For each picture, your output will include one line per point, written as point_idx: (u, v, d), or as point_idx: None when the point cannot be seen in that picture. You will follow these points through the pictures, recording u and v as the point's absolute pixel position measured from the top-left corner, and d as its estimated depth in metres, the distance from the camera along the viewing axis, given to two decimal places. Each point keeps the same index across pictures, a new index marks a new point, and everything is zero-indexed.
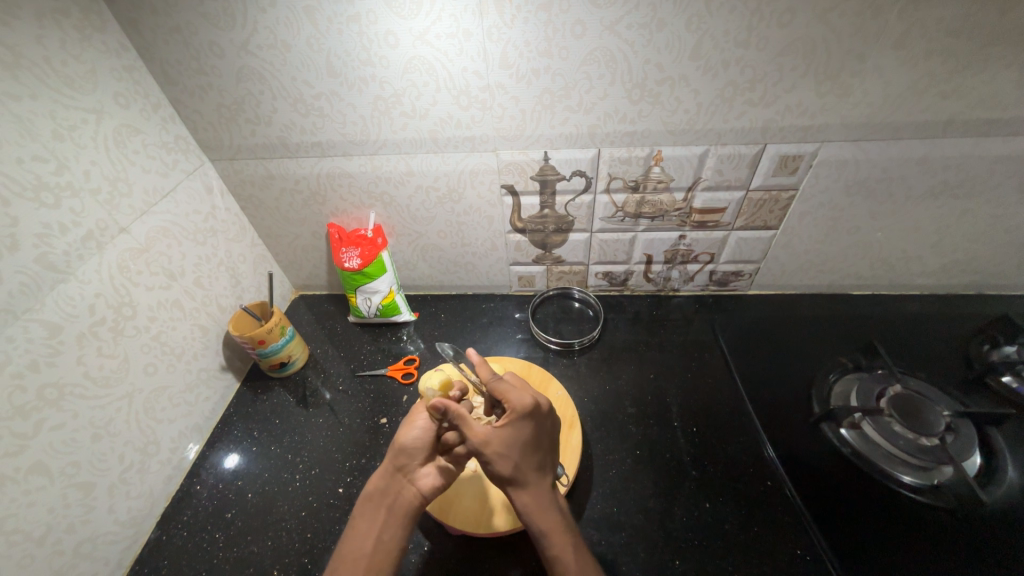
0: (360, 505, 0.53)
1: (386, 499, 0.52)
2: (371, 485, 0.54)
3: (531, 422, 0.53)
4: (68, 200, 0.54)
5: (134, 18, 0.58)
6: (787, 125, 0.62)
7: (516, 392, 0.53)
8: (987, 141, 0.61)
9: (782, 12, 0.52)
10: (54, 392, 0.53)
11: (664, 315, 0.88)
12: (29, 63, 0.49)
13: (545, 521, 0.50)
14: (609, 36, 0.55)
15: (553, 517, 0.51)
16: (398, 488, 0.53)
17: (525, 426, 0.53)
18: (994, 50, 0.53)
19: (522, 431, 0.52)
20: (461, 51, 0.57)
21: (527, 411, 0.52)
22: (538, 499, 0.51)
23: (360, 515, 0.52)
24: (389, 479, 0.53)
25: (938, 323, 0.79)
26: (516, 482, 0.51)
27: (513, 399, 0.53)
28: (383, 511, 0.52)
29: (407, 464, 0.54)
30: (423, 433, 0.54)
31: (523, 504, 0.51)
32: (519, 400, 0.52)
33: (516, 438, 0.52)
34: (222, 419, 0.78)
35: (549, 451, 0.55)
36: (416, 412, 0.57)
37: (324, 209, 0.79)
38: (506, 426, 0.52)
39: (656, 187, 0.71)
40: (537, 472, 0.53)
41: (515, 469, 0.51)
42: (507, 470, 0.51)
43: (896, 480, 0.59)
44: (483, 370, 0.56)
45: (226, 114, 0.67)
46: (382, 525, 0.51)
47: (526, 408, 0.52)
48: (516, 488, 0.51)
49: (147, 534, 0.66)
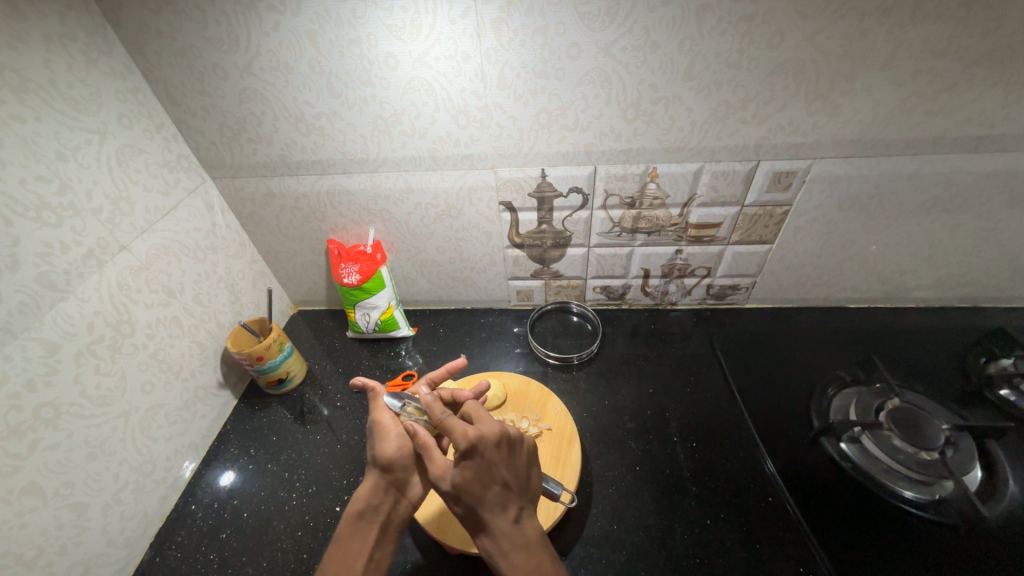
0: (350, 525, 0.51)
1: (379, 516, 0.51)
2: (360, 503, 0.52)
3: (488, 457, 0.50)
4: (70, 219, 0.54)
5: (141, 42, 0.60)
6: (779, 142, 0.63)
7: (459, 426, 0.50)
8: (975, 157, 0.63)
9: (771, 35, 0.53)
10: (50, 412, 0.52)
11: (662, 329, 0.88)
12: (35, 87, 0.50)
13: (510, 568, 0.46)
14: (603, 57, 0.57)
15: (520, 561, 0.47)
16: (390, 504, 0.52)
17: (482, 463, 0.49)
18: (978, 70, 0.54)
19: (478, 469, 0.49)
20: (459, 73, 0.59)
21: (471, 446, 0.49)
22: (502, 541, 0.48)
23: (350, 535, 0.50)
24: (379, 495, 0.52)
25: (934, 336, 0.80)
26: (474, 522, 0.49)
27: (455, 434, 0.50)
28: (376, 528, 0.51)
29: (397, 479, 0.53)
30: (394, 446, 0.54)
31: (486, 550, 0.48)
32: (459, 436, 0.50)
33: (469, 479, 0.49)
34: (219, 436, 0.78)
35: (514, 486, 0.50)
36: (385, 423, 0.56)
37: (324, 225, 0.80)
38: (462, 464, 0.50)
39: (652, 204, 0.72)
40: (499, 514, 0.48)
41: (473, 510, 0.49)
42: (462, 513, 0.49)
43: (898, 495, 0.58)
44: (434, 408, 0.53)
45: (229, 133, 0.68)
46: (375, 542, 0.50)
47: (468, 444, 0.49)
48: (477, 529, 0.49)
49: (140, 555, 0.65)
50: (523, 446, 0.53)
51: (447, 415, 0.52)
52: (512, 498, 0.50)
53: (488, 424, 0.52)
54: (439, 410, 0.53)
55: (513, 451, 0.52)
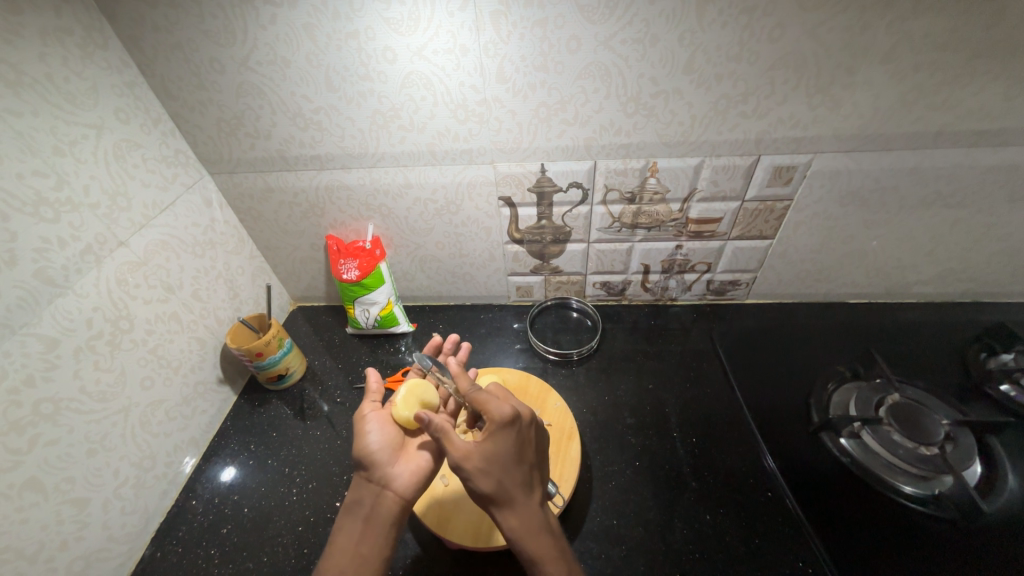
0: (338, 519, 0.51)
1: (363, 509, 0.51)
2: (352, 495, 0.53)
3: (520, 432, 0.51)
4: (68, 215, 0.54)
5: (137, 36, 0.59)
6: (780, 136, 0.63)
7: (494, 400, 0.51)
8: (977, 151, 0.62)
9: (772, 27, 0.53)
10: (49, 407, 0.52)
11: (662, 325, 0.88)
12: (31, 80, 0.50)
13: (537, 548, 0.46)
14: (603, 51, 0.56)
15: (544, 539, 0.47)
16: (373, 496, 0.52)
17: (513, 437, 0.50)
18: (980, 63, 0.54)
19: (507, 443, 0.50)
20: (458, 66, 0.58)
21: (507, 422, 0.50)
22: (527, 520, 0.48)
23: (341, 528, 0.50)
24: (362, 490, 0.53)
25: (934, 332, 0.79)
26: (499, 499, 0.48)
27: (493, 407, 0.50)
28: (361, 520, 0.50)
29: (375, 471, 0.53)
30: (376, 438, 0.56)
31: (513, 529, 0.47)
32: (498, 409, 0.50)
33: (499, 453, 0.49)
34: (219, 432, 0.78)
35: (534, 468, 0.52)
36: (366, 421, 0.57)
37: (323, 221, 0.79)
38: (493, 439, 0.49)
39: (652, 199, 0.71)
40: (524, 492, 0.49)
41: (500, 486, 0.48)
42: (488, 489, 0.47)
43: (898, 491, 0.58)
44: (462, 381, 0.55)
45: (226, 128, 0.68)
46: (361, 536, 0.49)
47: (505, 418, 0.50)
48: (501, 509, 0.48)
49: (140, 551, 0.65)
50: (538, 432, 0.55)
51: (481, 389, 0.53)
52: (533, 479, 0.51)
53: (514, 404, 0.54)
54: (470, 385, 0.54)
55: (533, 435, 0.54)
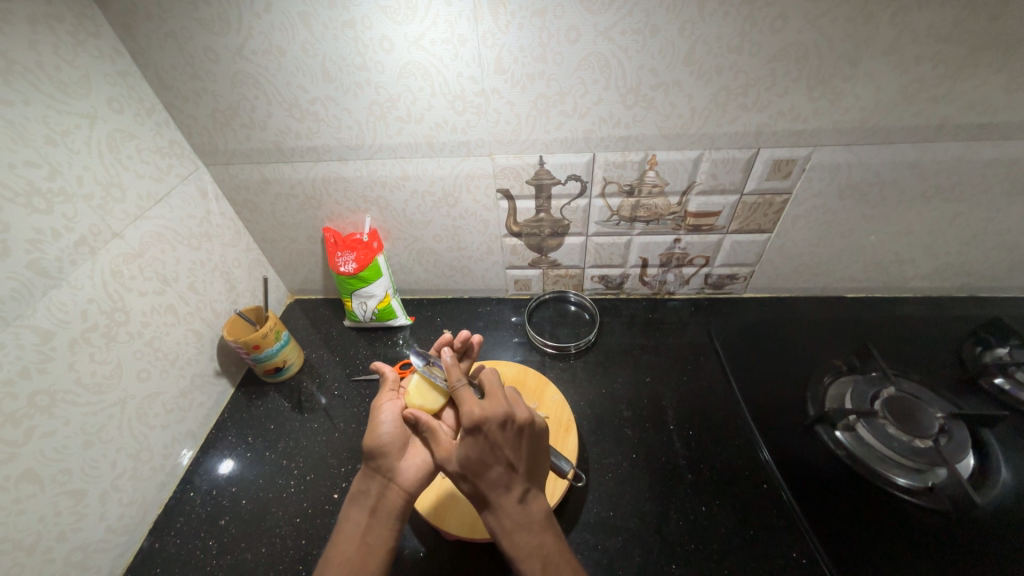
0: (344, 510, 0.51)
1: (370, 500, 0.51)
2: (356, 486, 0.53)
3: (493, 435, 0.50)
4: (61, 205, 0.53)
5: (129, 23, 0.58)
6: (780, 129, 0.62)
7: (467, 403, 0.51)
8: (976, 145, 0.62)
9: (774, 18, 0.52)
10: (46, 399, 0.52)
11: (660, 319, 0.88)
12: (23, 69, 0.49)
13: (516, 546, 0.47)
14: (603, 42, 0.56)
15: (524, 537, 0.47)
16: (379, 488, 0.52)
17: (486, 442, 0.50)
18: (983, 56, 0.53)
19: (479, 447, 0.49)
20: (456, 57, 0.58)
21: (475, 425, 0.49)
22: (507, 521, 0.48)
23: (347, 518, 0.51)
24: (369, 480, 0.53)
25: (930, 326, 0.80)
26: (480, 500, 0.49)
27: (464, 410, 0.50)
28: (368, 512, 0.50)
29: (383, 463, 0.53)
30: (390, 427, 0.55)
31: (494, 528, 0.48)
32: (464, 413, 0.50)
33: (472, 458, 0.49)
34: (216, 424, 0.78)
35: (519, 468, 0.50)
36: (381, 403, 0.58)
37: (319, 213, 0.79)
38: (466, 443, 0.50)
39: (651, 192, 0.71)
40: (505, 493, 0.49)
41: (477, 489, 0.49)
42: (467, 491, 0.50)
43: (889, 481, 0.59)
44: (453, 374, 0.55)
45: (221, 118, 0.67)
46: (367, 528, 0.49)
47: (473, 422, 0.49)
48: (484, 508, 0.49)
49: (138, 542, 0.65)
50: (532, 429, 0.53)
51: (462, 387, 0.53)
52: (518, 479, 0.50)
53: (496, 404, 0.51)
54: (457, 382, 0.54)
55: (522, 434, 0.52)
